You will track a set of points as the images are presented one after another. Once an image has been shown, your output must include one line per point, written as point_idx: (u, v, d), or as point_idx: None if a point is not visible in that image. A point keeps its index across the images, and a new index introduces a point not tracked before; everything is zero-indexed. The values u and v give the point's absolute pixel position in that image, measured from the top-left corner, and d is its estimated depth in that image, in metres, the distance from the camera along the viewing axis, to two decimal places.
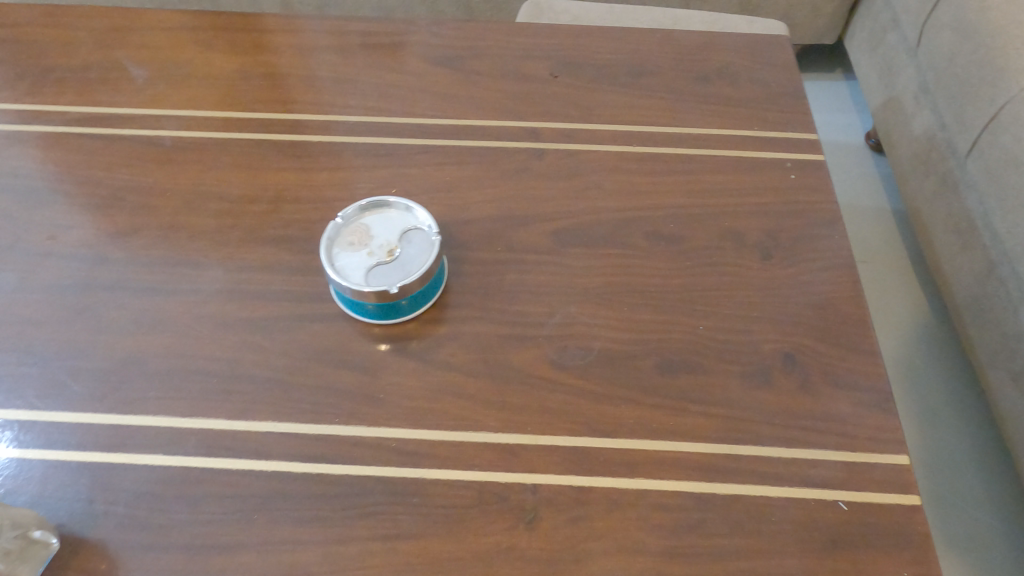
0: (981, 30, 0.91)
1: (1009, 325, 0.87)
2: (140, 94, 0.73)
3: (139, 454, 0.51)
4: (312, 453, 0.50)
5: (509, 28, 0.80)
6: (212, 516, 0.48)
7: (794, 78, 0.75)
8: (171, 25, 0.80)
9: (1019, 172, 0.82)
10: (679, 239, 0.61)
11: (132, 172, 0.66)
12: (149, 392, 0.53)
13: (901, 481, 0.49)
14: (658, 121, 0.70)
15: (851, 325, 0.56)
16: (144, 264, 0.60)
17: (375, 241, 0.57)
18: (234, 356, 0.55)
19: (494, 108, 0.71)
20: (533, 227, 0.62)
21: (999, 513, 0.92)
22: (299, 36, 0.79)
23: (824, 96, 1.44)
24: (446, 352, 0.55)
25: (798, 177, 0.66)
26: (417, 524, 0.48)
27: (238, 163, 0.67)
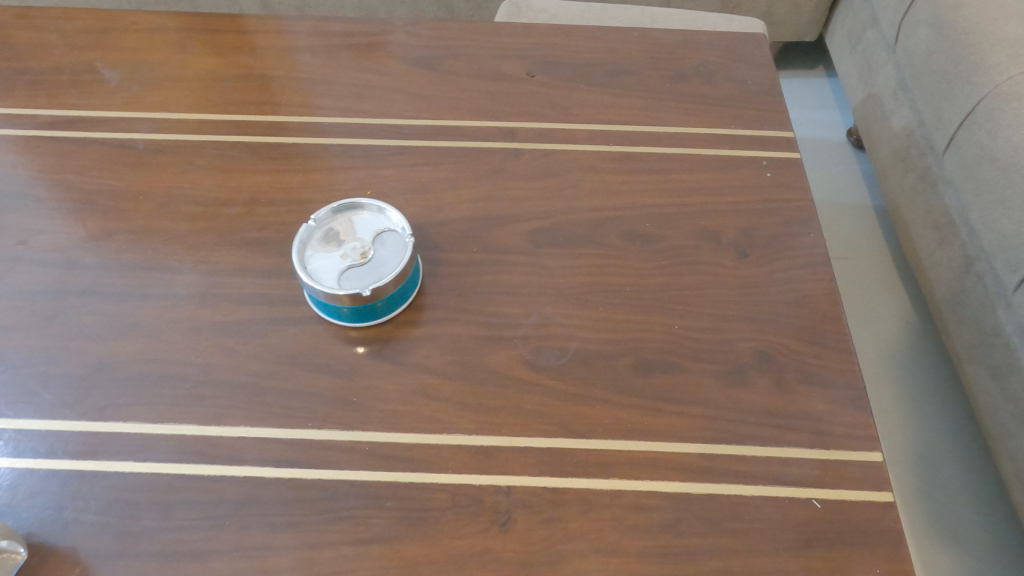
0: (958, 27, 0.92)
1: (987, 320, 0.88)
2: (112, 97, 0.72)
3: (109, 461, 0.50)
4: (286, 458, 0.50)
5: (485, 28, 0.79)
6: (184, 522, 0.48)
7: (770, 76, 0.75)
8: (145, 26, 0.79)
9: (995, 168, 0.82)
10: (656, 238, 0.61)
11: (105, 176, 0.66)
12: (121, 398, 0.53)
13: (875, 478, 0.49)
14: (635, 120, 0.70)
15: (825, 322, 0.56)
16: (116, 268, 0.59)
17: (348, 244, 0.57)
18: (207, 360, 0.54)
19: (470, 108, 0.71)
20: (509, 228, 0.62)
21: (979, 507, 0.92)
22: (274, 36, 0.78)
23: (806, 93, 1.45)
24: (422, 354, 0.55)
25: (774, 175, 0.66)
26: (391, 528, 0.47)
27: (212, 165, 0.66)
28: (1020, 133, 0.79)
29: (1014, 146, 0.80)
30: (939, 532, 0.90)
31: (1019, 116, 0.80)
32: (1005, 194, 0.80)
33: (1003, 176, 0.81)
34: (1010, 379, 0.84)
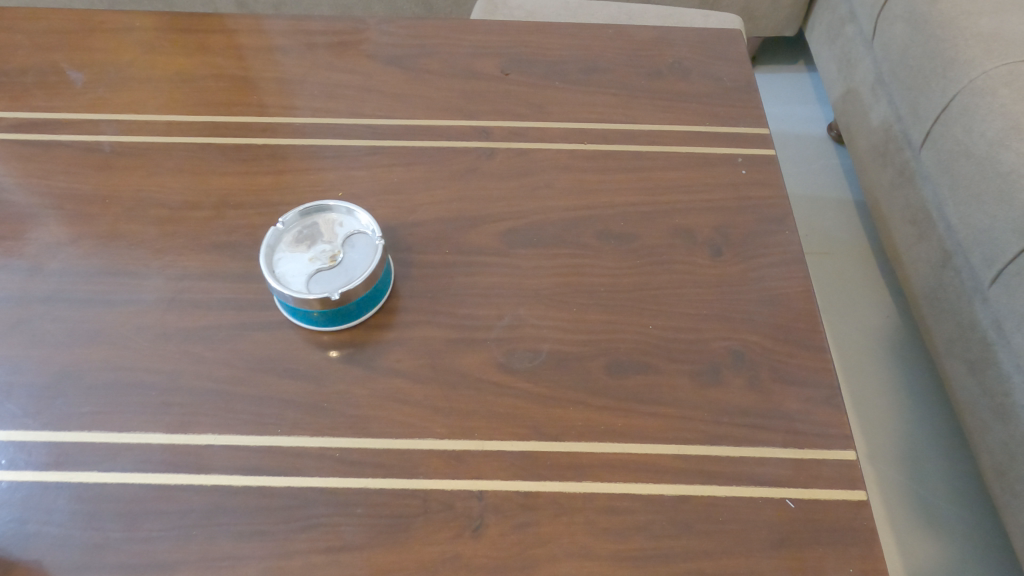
0: (933, 23, 0.92)
1: (965, 314, 0.88)
2: (78, 99, 0.71)
3: (73, 471, 0.49)
4: (254, 466, 0.49)
5: (460, 26, 0.79)
6: (150, 533, 0.47)
7: (746, 72, 0.75)
8: (113, 26, 0.78)
9: (970, 163, 0.82)
10: (630, 238, 0.61)
11: (70, 179, 0.64)
12: (85, 407, 0.52)
13: (849, 476, 0.49)
14: (610, 118, 0.70)
15: (800, 320, 0.56)
16: (81, 274, 0.58)
17: (317, 247, 0.56)
18: (174, 367, 0.53)
19: (443, 107, 0.70)
20: (482, 229, 0.61)
21: (958, 500, 0.93)
22: (246, 36, 0.77)
23: (787, 88, 1.45)
24: (393, 358, 0.54)
25: (749, 172, 0.66)
26: (361, 536, 0.47)
27: (180, 167, 0.65)
28: (994, 128, 0.79)
29: (988, 141, 0.80)
30: (920, 526, 0.91)
31: (994, 110, 0.80)
32: (980, 189, 0.81)
33: (978, 171, 0.81)
34: (986, 373, 0.84)
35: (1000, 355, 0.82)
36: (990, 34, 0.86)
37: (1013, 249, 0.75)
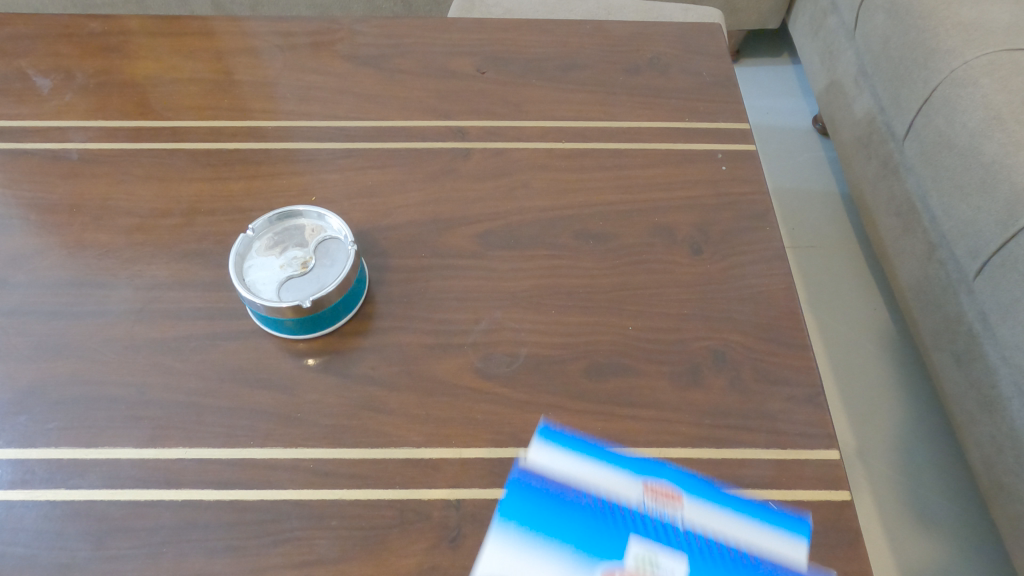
0: (913, 13, 0.92)
1: (951, 307, 0.87)
2: (44, 105, 0.69)
3: (40, 490, 0.48)
4: (225, 479, 0.48)
5: (435, 24, 0.77)
6: (118, 551, 0.46)
7: (725, 66, 0.74)
8: (80, 31, 0.76)
9: (953, 154, 0.82)
10: (609, 237, 0.60)
11: (37, 189, 0.63)
12: (52, 423, 0.50)
13: (833, 476, 0.48)
14: (588, 116, 0.69)
15: (781, 319, 0.55)
16: (47, 286, 0.57)
17: (287, 254, 0.55)
18: (143, 380, 0.52)
19: (417, 108, 0.69)
20: (459, 231, 0.60)
21: (948, 493, 0.92)
22: (216, 38, 0.76)
23: (770, 80, 1.45)
24: (368, 365, 0.53)
25: (729, 168, 0.65)
26: (336, 549, 0.46)
27: (148, 174, 0.64)
28: (976, 119, 0.79)
29: (970, 131, 0.79)
30: (911, 522, 0.90)
31: (976, 100, 0.80)
32: (963, 180, 0.80)
33: (960, 162, 0.81)
34: (973, 365, 0.83)
35: (986, 348, 0.81)
36: (970, 23, 0.86)
37: (996, 241, 0.75)
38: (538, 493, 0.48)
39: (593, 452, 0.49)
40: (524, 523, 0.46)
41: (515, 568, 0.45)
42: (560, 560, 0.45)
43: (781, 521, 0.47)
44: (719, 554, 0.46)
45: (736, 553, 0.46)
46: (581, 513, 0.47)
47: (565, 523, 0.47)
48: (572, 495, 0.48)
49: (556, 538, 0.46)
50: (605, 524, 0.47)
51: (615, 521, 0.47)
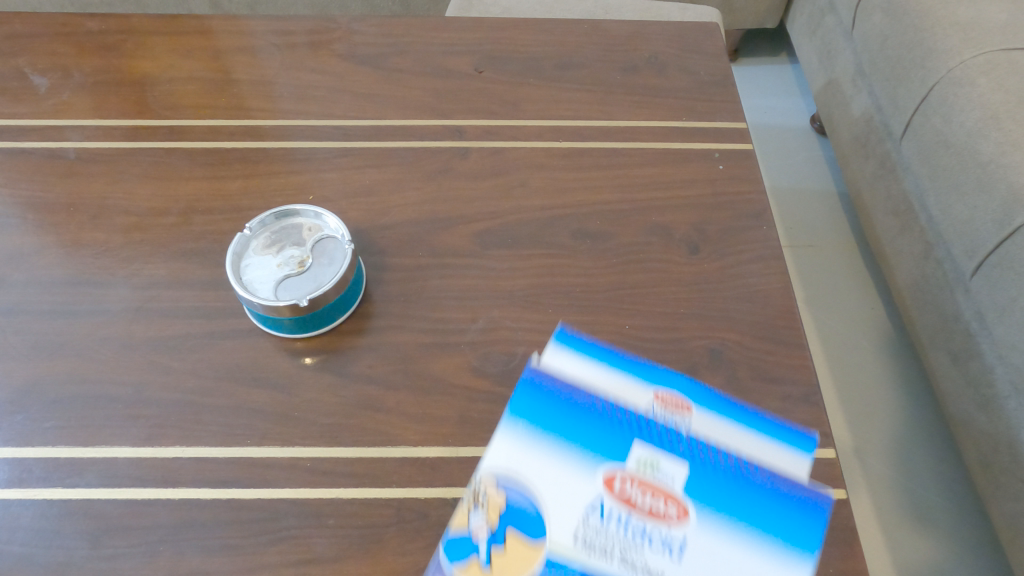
0: (911, 13, 0.92)
1: (948, 306, 0.88)
2: (42, 104, 0.69)
3: (36, 489, 0.48)
4: (223, 478, 0.48)
5: (432, 23, 0.77)
6: (115, 550, 0.46)
7: (722, 65, 0.74)
8: (77, 29, 0.76)
9: (950, 153, 0.82)
10: (606, 236, 0.60)
11: (34, 187, 0.63)
12: (49, 422, 0.50)
13: (829, 475, 0.48)
14: (585, 115, 0.69)
15: (777, 318, 0.55)
16: (44, 285, 0.57)
17: (285, 253, 0.55)
18: (140, 379, 0.52)
19: (415, 107, 0.69)
20: (456, 230, 0.60)
21: (945, 491, 0.92)
22: (214, 37, 0.76)
23: (768, 80, 1.45)
24: (365, 365, 0.53)
25: (726, 167, 0.65)
26: (333, 548, 0.46)
27: (146, 173, 0.64)
28: (972, 118, 0.79)
29: (967, 130, 0.80)
30: (908, 520, 0.90)
31: (973, 99, 0.80)
32: (960, 180, 0.80)
33: (957, 161, 0.81)
34: (970, 364, 0.84)
35: (983, 347, 0.81)
36: (967, 22, 0.86)
37: (993, 240, 0.75)
38: (544, 386, 0.45)
39: (603, 358, 0.49)
40: (532, 419, 0.44)
41: (520, 460, 0.43)
42: (561, 453, 0.43)
43: (790, 443, 0.46)
44: (722, 463, 0.42)
45: (744, 466, 0.42)
46: (588, 410, 0.44)
47: (569, 415, 0.44)
48: (579, 394, 0.45)
49: (560, 433, 0.43)
50: (609, 419, 0.44)
51: (624, 418, 0.44)
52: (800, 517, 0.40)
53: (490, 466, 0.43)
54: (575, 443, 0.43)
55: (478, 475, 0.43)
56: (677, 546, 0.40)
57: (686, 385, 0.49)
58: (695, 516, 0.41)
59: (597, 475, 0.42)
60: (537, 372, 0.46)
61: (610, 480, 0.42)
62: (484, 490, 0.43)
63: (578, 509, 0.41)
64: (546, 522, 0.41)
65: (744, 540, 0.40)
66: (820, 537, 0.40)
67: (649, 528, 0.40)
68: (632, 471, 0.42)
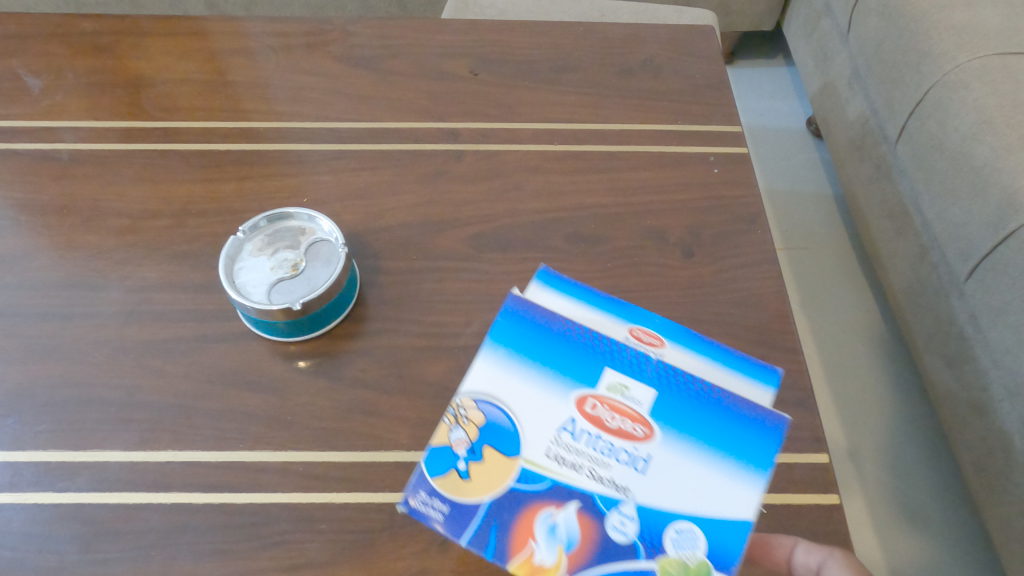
0: (906, 16, 0.92)
1: (942, 309, 0.88)
2: (35, 105, 0.69)
3: (27, 493, 0.48)
4: (215, 482, 0.48)
5: (428, 25, 0.77)
6: (106, 554, 0.45)
7: (717, 69, 0.74)
8: (71, 30, 0.76)
9: (944, 157, 0.82)
10: (600, 240, 0.60)
11: (27, 189, 0.63)
12: (41, 426, 0.50)
13: (822, 480, 0.48)
14: (580, 118, 0.69)
15: (771, 322, 0.55)
16: (36, 288, 0.57)
17: (278, 256, 0.55)
18: (132, 382, 0.52)
19: (410, 109, 0.69)
20: (450, 233, 0.60)
21: (938, 493, 0.93)
22: (209, 38, 0.76)
23: (765, 82, 1.45)
24: (358, 368, 0.53)
25: (721, 171, 0.65)
26: (325, 552, 0.45)
27: (139, 175, 0.64)
28: (967, 122, 0.79)
29: (962, 135, 0.80)
30: (901, 522, 0.90)
31: (968, 103, 0.80)
32: (955, 184, 0.80)
33: (952, 165, 0.81)
34: (964, 368, 0.84)
35: (977, 351, 0.81)
36: (963, 26, 0.86)
37: (987, 244, 0.75)
38: (525, 318, 0.49)
39: (589, 299, 0.53)
40: (512, 348, 0.48)
41: (500, 383, 0.47)
42: (539, 378, 0.47)
43: (758, 377, 0.49)
44: (685, 389, 0.46)
45: (704, 391, 0.46)
46: (566, 341, 0.48)
47: (548, 344, 0.48)
48: (559, 326, 0.49)
49: (539, 362, 0.47)
50: (585, 350, 0.48)
51: (598, 350, 0.48)
52: (754, 436, 0.44)
53: (472, 390, 0.47)
54: (552, 369, 0.47)
55: (460, 396, 0.47)
56: (641, 459, 0.44)
57: (663, 323, 0.52)
58: (660, 434, 0.44)
59: (570, 397, 0.46)
60: (521, 306, 0.50)
61: (582, 400, 0.45)
62: (464, 409, 0.46)
63: (552, 428, 0.45)
64: (524, 437, 0.45)
65: (704, 455, 0.44)
66: (772, 455, 0.44)
67: (617, 444, 0.44)
68: (603, 395, 0.46)
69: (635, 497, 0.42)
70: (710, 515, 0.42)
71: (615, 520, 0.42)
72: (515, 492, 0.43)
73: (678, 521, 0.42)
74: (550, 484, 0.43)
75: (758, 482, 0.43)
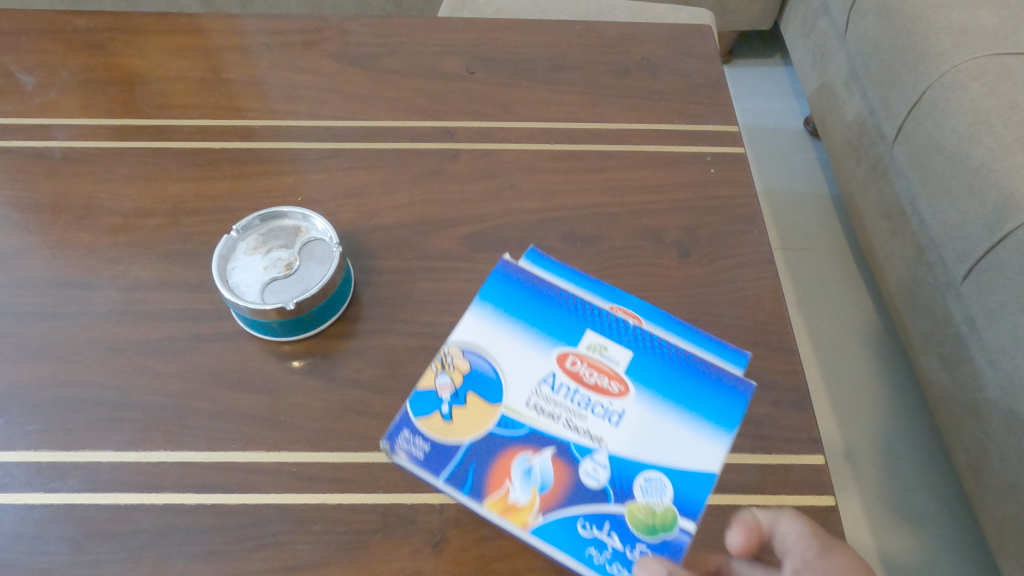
0: (904, 16, 0.92)
1: (939, 310, 0.88)
2: (28, 103, 0.68)
3: (18, 494, 0.47)
4: (207, 483, 0.48)
5: (424, 23, 0.77)
6: (97, 556, 0.45)
7: (714, 68, 0.74)
8: (65, 26, 0.75)
9: (941, 158, 0.82)
10: (596, 240, 0.59)
11: (20, 187, 0.62)
12: (32, 426, 0.50)
13: (818, 482, 0.48)
14: (577, 117, 0.68)
15: (767, 323, 0.55)
16: (27, 286, 0.56)
17: (272, 256, 0.54)
18: (124, 382, 0.52)
19: (405, 108, 0.68)
20: (446, 233, 0.60)
21: (934, 493, 0.93)
22: (203, 35, 0.75)
23: (762, 81, 1.45)
24: (353, 368, 0.53)
25: (717, 171, 0.64)
26: (317, 554, 0.45)
27: (133, 173, 0.63)
28: (964, 123, 0.79)
29: (959, 135, 0.80)
30: (897, 522, 0.90)
31: (965, 103, 0.80)
32: (952, 185, 0.80)
33: (949, 166, 0.81)
34: (960, 368, 0.84)
35: (973, 352, 0.81)
36: (960, 26, 0.86)
37: (983, 245, 0.75)
38: (514, 280, 0.52)
39: (568, 275, 0.54)
40: (499, 306, 0.51)
41: (486, 337, 0.50)
42: (523, 334, 0.50)
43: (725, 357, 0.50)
44: (660, 351, 0.49)
45: (681, 355, 0.49)
46: (550, 302, 0.51)
47: (534, 303, 0.51)
48: (544, 288, 0.52)
49: (523, 320, 0.50)
50: (567, 309, 0.51)
51: (579, 312, 0.51)
52: (723, 397, 0.47)
53: (459, 339, 0.50)
54: (536, 327, 0.50)
55: (448, 345, 0.50)
56: (615, 413, 0.47)
57: (640, 303, 0.53)
58: (634, 392, 0.48)
59: (551, 353, 0.49)
60: (510, 269, 0.53)
61: (562, 357, 0.49)
62: (451, 357, 0.50)
63: (533, 380, 0.48)
64: (507, 389, 0.48)
65: (673, 411, 0.47)
66: (739, 416, 0.46)
67: (593, 398, 0.47)
68: (583, 353, 0.49)
69: (608, 447, 0.46)
70: (678, 467, 0.45)
71: (587, 467, 0.45)
72: (493, 436, 0.47)
73: (647, 470, 0.45)
74: (528, 431, 0.47)
75: (723, 439, 0.46)
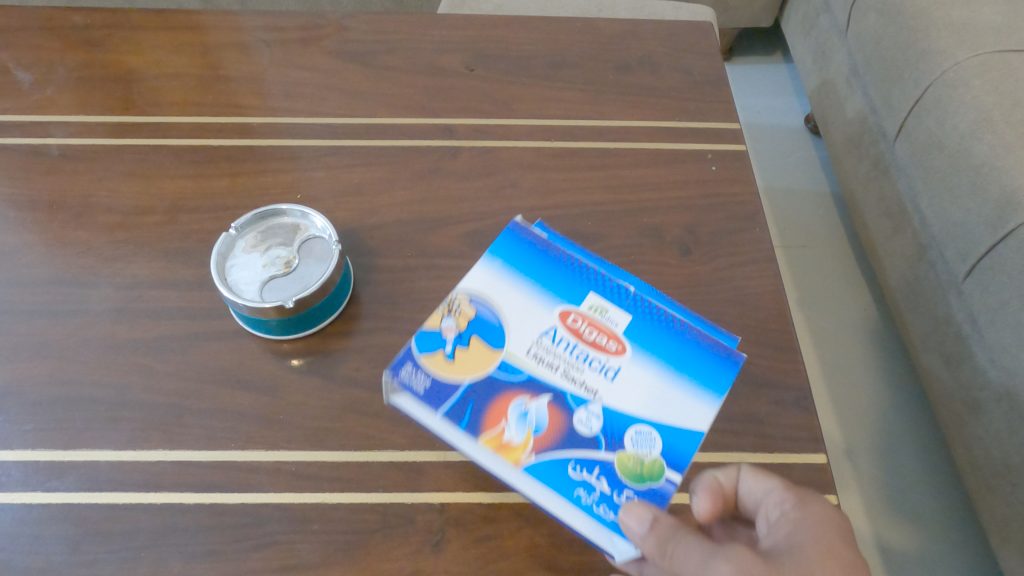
0: (906, 13, 0.91)
1: (940, 308, 0.88)
2: (25, 99, 0.68)
3: (15, 494, 0.47)
4: (206, 483, 0.47)
5: (423, 20, 0.77)
6: (95, 556, 0.45)
7: (715, 65, 0.73)
8: (62, 23, 0.75)
9: (943, 155, 0.82)
10: (596, 237, 0.59)
11: (17, 185, 0.62)
12: (29, 426, 0.49)
13: (820, 481, 0.48)
14: (577, 114, 0.68)
15: (769, 321, 0.55)
16: (24, 284, 0.56)
17: (270, 254, 0.54)
18: (122, 381, 0.51)
19: (405, 105, 0.68)
20: (445, 230, 0.59)
21: (934, 491, 0.93)
22: (201, 32, 0.75)
23: (762, 78, 1.44)
24: (353, 366, 0.52)
25: (719, 168, 0.64)
26: (317, 553, 0.45)
27: (131, 171, 0.63)
28: (966, 120, 0.79)
29: (961, 133, 0.79)
30: (896, 520, 0.90)
31: (967, 101, 0.80)
32: (954, 183, 0.80)
33: (950, 164, 0.81)
34: (962, 367, 0.84)
35: (974, 350, 0.81)
36: (962, 23, 0.86)
37: (985, 243, 0.75)
38: (524, 240, 0.53)
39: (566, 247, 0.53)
40: (508, 262, 0.51)
41: (493, 288, 0.50)
42: (529, 289, 0.50)
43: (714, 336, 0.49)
44: (660, 317, 0.49)
45: (676, 320, 0.49)
46: (558, 263, 0.51)
47: (542, 262, 0.51)
48: (553, 250, 0.52)
49: (529, 277, 0.51)
50: (572, 272, 0.51)
51: (584, 275, 0.51)
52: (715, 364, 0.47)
53: (467, 287, 0.50)
54: (541, 284, 0.50)
55: (455, 291, 0.51)
56: (610, 368, 0.47)
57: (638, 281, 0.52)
58: (632, 351, 0.47)
59: (554, 310, 0.49)
60: (523, 229, 0.53)
61: (564, 315, 0.49)
62: (458, 303, 0.50)
63: (534, 331, 0.48)
64: (508, 338, 0.48)
65: (669, 370, 0.47)
66: (728, 383, 0.46)
67: (592, 354, 0.47)
68: (584, 312, 0.49)
69: (602, 399, 0.46)
70: (670, 423, 0.45)
71: (581, 416, 0.45)
72: (492, 380, 0.47)
73: (639, 422, 0.45)
74: (526, 377, 0.47)
75: (712, 402, 0.46)
